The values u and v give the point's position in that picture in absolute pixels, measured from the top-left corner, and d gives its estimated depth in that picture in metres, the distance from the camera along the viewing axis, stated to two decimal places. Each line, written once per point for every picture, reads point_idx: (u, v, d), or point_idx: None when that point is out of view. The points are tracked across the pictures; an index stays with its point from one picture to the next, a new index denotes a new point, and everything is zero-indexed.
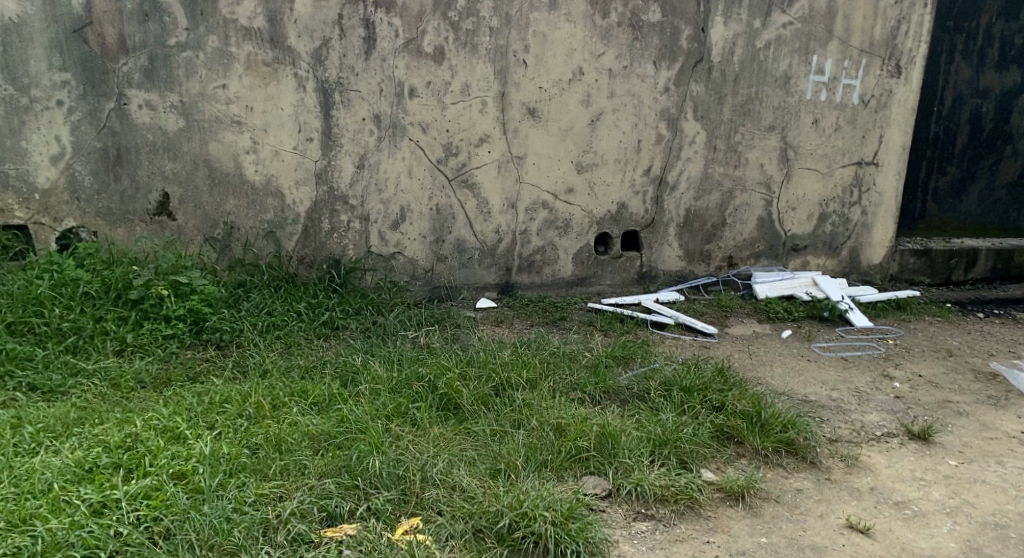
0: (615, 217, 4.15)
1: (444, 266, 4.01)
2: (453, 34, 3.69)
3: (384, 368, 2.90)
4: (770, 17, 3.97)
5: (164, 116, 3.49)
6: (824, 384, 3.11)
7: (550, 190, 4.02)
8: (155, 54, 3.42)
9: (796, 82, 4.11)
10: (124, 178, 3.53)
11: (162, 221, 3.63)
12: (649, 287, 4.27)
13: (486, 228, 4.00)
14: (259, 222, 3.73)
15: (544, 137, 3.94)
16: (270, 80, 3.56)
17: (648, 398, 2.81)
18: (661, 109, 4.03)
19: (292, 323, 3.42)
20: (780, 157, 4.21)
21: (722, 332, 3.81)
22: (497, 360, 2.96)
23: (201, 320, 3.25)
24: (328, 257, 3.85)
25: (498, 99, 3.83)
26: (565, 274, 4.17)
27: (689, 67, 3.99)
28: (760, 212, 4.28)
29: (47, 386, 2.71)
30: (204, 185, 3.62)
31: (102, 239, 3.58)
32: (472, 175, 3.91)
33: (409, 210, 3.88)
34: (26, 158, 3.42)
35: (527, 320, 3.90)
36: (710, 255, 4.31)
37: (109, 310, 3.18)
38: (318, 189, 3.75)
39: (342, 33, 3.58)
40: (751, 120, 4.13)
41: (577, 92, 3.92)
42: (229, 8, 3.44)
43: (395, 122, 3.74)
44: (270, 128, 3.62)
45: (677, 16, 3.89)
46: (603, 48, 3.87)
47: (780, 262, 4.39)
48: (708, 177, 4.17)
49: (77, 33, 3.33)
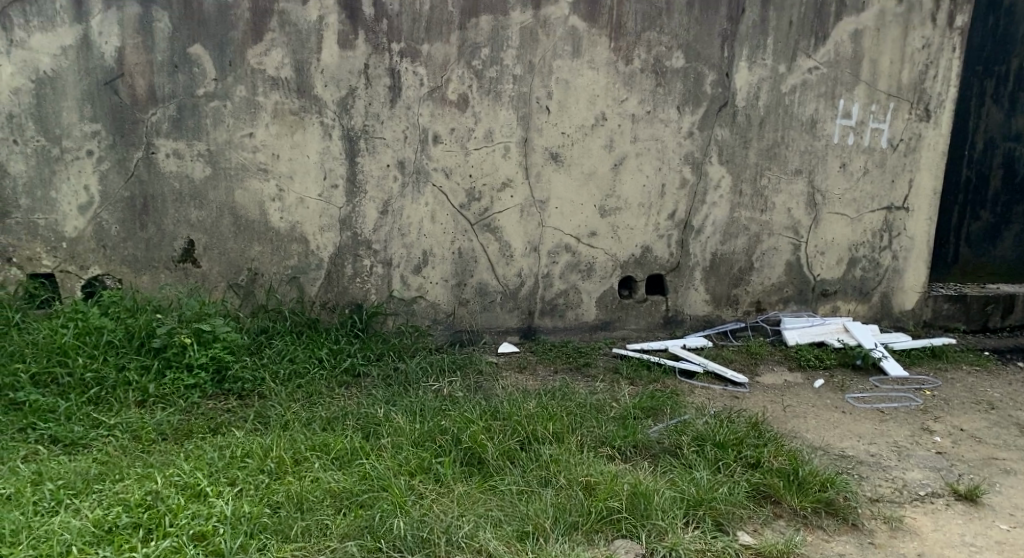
0: (639, 261, 4.10)
1: (466, 311, 3.97)
2: (477, 82, 3.70)
3: (407, 419, 2.84)
4: (795, 62, 3.96)
5: (191, 165, 3.52)
6: (862, 438, 3.06)
7: (573, 234, 3.99)
8: (184, 104, 3.46)
9: (823, 126, 4.07)
10: (150, 226, 3.55)
11: (186, 268, 3.63)
12: (675, 332, 4.19)
13: (509, 272, 3.96)
14: (282, 268, 3.73)
15: (567, 182, 3.92)
16: (296, 128, 3.59)
17: (680, 452, 2.74)
18: (686, 153, 4.00)
19: (314, 371, 3.38)
20: (807, 201, 4.15)
21: (752, 381, 3.72)
22: (523, 410, 2.89)
23: (223, 369, 3.22)
24: (350, 302, 3.83)
25: (521, 145, 3.83)
26: (589, 318, 4.11)
27: (714, 112, 3.97)
28: (787, 256, 4.21)
29: (68, 439, 2.69)
30: (229, 232, 3.63)
31: (127, 286, 3.59)
32: (495, 219, 3.89)
33: (432, 254, 3.86)
34: (55, 207, 3.45)
35: (550, 365, 3.82)
36: (737, 299, 4.23)
37: (132, 360, 3.16)
38: (341, 235, 3.75)
39: (367, 82, 3.60)
40: (777, 164, 4.08)
41: (601, 137, 3.90)
42: (257, 59, 3.48)
43: (419, 168, 3.75)
44: (295, 175, 3.64)
45: (701, 62, 3.89)
46: (626, 93, 3.87)
47: (809, 306, 4.30)
48: (734, 221, 4.12)
49: (108, 85, 3.38)
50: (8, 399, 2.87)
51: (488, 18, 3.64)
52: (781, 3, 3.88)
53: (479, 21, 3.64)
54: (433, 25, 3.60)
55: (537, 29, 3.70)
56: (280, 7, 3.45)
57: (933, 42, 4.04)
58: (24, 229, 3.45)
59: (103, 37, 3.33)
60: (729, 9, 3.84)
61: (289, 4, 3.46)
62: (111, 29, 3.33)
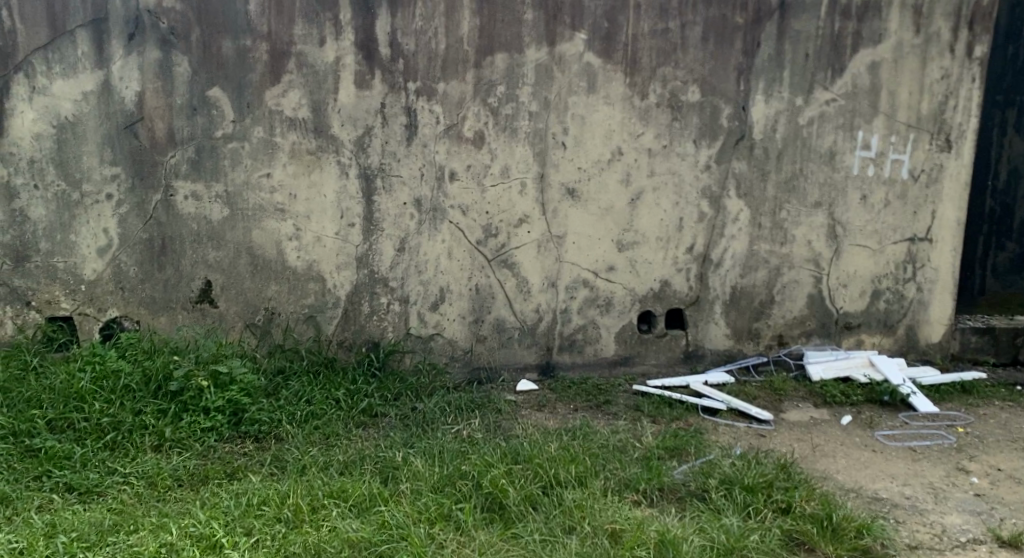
0: (658, 295, 4.05)
1: (484, 347, 3.92)
2: (493, 119, 3.71)
3: (426, 463, 2.78)
4: (812, 94, 3.94)
5: (209, 206, 3.53)
6: (895, 480, 3.00)
7: (591, 269, 3.95)
8: (203, 145, 3.48)
9: (842, 157, 4.03)
10: (168, 267, 3.55)
11: (204, 308, 3.62)
12: (696, 367, 4.12)
13: (526, 307, 3.92)
14: (299, 306, 3.71)
15: (584, 217, 3.89)
16: (313, 167, 3.60)
17: (707, 496, 2.67)
18: (703, 187, 3.97)
19: (331, 413, 3.34)
20: (828, 233, 4.10)
21: (777, 418, 3.64)
22: (544, 452, 2.83)
23: (240, 411, 3.19)
24: (367, 340, 3.80)
25: (538, 180, 3.81)
26: (608, 353, 4.05)
27: (731, 145, 3.95)
28: (809, 289, 4.15)
29: (84, 487, 2.65)
30: (246, 272, 3.63)
31: (145, 327, 3.58)
32: (512, 255, 3.86)
33: (448, 291, 3.83)
34: (74, 250, 3.46)
35: (570, 403, 3.75)
36: (759, 333, 4.17)
37: (149, 403, 3.14)
38: (359, 273, 3.73)
39: (384, 121, 3.62)
40: (796, 197, 4.05)
41: (617, 172, 3.88)
42: (274, 101, 3.51)
43: (436, 205, 3.74)
44: (312, 215, 3.64)
45: (717, 96, 3.88)
46: (642, 128, 3.85)
47: (832, 339, 4.22)
48: (753, 255, 4.07)
49: (128, 129, 3.41)
50: (25, 446, 2.85)
51: (504, 56, 3.66)
52: (797, 37, 3.87)
53: (495, 59, 3.65)
54: (449, 64, 3.62)
55: (552, 66, 3.71)
56: (298, 49, 3.48)
57: (952, 72, 4.01)
58: (43, 273, 3.46)
59: (123, 82, 3.37)
60: (744, 42, 3.84)
61: (307, 46, 3.49)
62: (131, 74, 3.37)
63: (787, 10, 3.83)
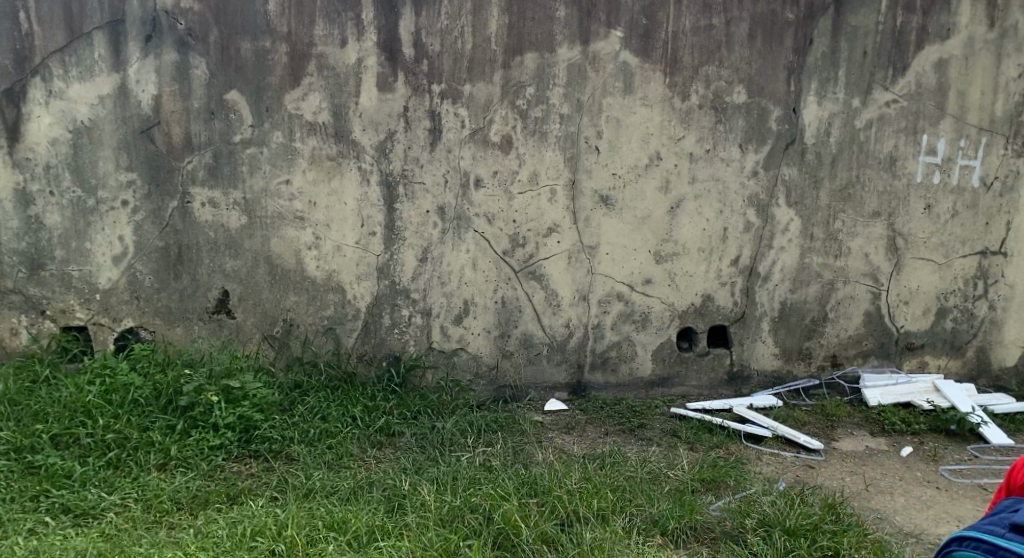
0: (699, 311, 3.77)
1: (511, 363, 3.71)
2: (522, 122, 3.50)
3: (435, 493, 2.59)
4: (871, 95, 3.62)
5: (226, 214, 3.42)
6: (961, 524, 2.67)
7: (626, 282, 3.70)
8: (221, 151, 3.37)
9: (904, 163, 3.69)
10: (185, 276, 3.45)
11: (221, 319, 3.51)
12: (740, 390, 3.82)
13: (556, 321, 3.70)
14: (318, 318, 3.56)
15: (618, 227, 3.65)
16: (334, 174, 3.45)
17: (743, 539, 2.40)
18: (749, 195, 3.68)
19: (346, 431, 3.19)
20: (888, 246, 3.76)
21: (829, 447, 3.32)
22: (565, 484, 2.60)
23: (251, 429, 3.07)
24: (388, 354, 3.63)
25: (569, 188, 3.59)
26: (644, 373, 3.79)
27: (780, 149, 3.65)
28: (867, 306, 3.81)
29: (80, 508, 2.53)
30: (264, 282, 3.50)
31: (160, 338, 3.48)
32: (540, 266, 3.64)
33: (473, 303, 3.63)
34: (89, 258, 3.38)
35: (600, 426, 3.50)
36: (810, 353, 3.84)
37: (158, 418, 3.03)
38: (380, 283, 3.56)
39: (407, 125, 3.45)
40: (852, 206, 3.72)
41: (655, 179, 3.63)
42: (294, 104, 3.37)
43: (460, 213, 3.55)
44: (333, 223, 3.49)
45: (766, 97, 3.59)
46: (683, 131, 3.59)
47: (892, 361, 3.86)
48: (805, 268, 3.76)
49: (145, 134, 3.32)
50: (26, 463, 2.74)
51: (534, 56, 3.45)
52: (854, 33, 3.56)
53: (525, 60, 3.45)
54: (475, 65, 3.43)
55: (585, 66, 3.49)
56: (318, 50, 3.34)
57: None
58: (58, 281, 3.38)
59: (140, 85, 3.28)
60: (796, 39, 3.54)
61: (328, 47, 3.35)
62: (148, 78, 3.28)
63: (843, 4, 3.53)
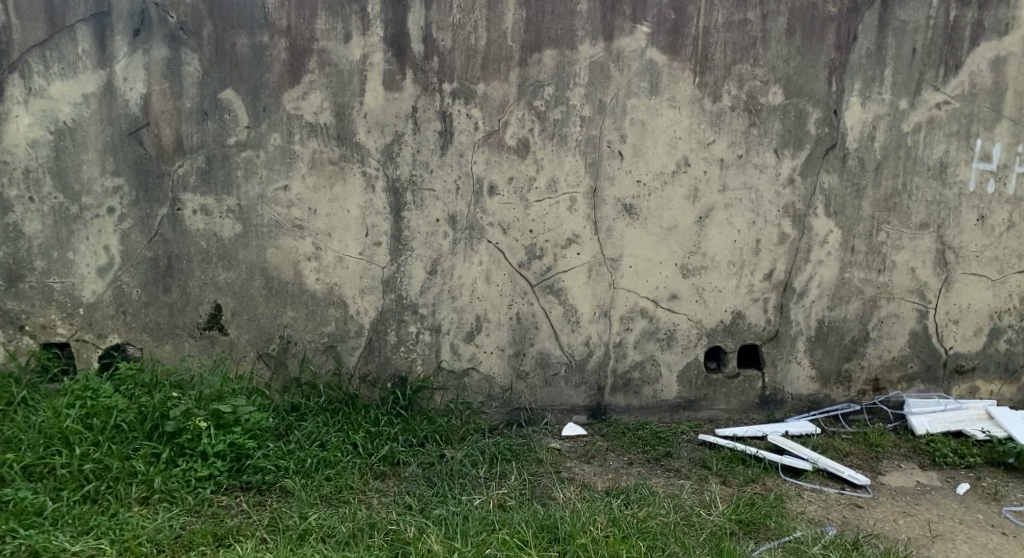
0: (729, 329, 3.49)
1: (526, 385, 3.44)
2: (540, 125, 3.23)
3: (444, 541, 2.34)
4: (920, 96, 3.33)
5: (220, 222, 3.17)
6: None
7: (650, 297, 3.42)
8: (214, 154, 3.12)
9: (955, 170, 3.40)
10: (174, 289, 3.19)
11: (213, 335, 3.25)
12: (774, 415, 3.53)
13: (575, 339, 3.42)
14: (318, 335, 3.30)
15: (643, 237, 3.37)
16: (336, 179, 3.19)
17: None
18: (785, 204, 3.39)
19: (346, 461, 2.95)
20: (936, 261, 3.47)
21: (875, 482, 3.03)
22: (589, 530, 2.38)
23: (243, 458, 2.82)
24: (393, 374, 3.37)
25: (590, 195, 3.32)
26: (670, 396, 3.51)
27: (819, 155, 3.36)
28: (913, 325, 3.51)
29: (48, 552, 2.26)
30: (260, 296, 3.24)
31: (148, 356, 3.23)
32: (559, 280, 3.36)
33: (486, 320, 3.36)
34: (72, 269, 3.14)
35: (623, 455, 3.22)
36: (850, 376, 3.55)
37: (141, 446, 2.78)
38: (385, 297, 3.30)
39: (415, 126, 3.18)
40: (898, 216, 3.43)
41: (683, 186, 3.35)
42: (294, 104, 3.12)
43: (472, 223, 3.28)
44: (335, 232, 3.23)
45: (804, 97, 3.31)
46: (714, 135, 3.31)
47: (939, 386, 3.56)
48: (845, 283, 3.47)
49: (133, 136, 3.07)
50: None
51: (553, 53, 3.18)
52: (902, 28, 3.27)
53: (543, 57, 3.18)
54: (489, 62, 3.17)
55: (609, 64, 3.21)
56: (320, 46, 3.09)
57: None
58: (38, 294, 3.14)
59: (127, 83, 3.04)
60: (838, 35, 3.26)
61: (331, 42, 3.09)
62: (136, 75, 3.03)
63: None
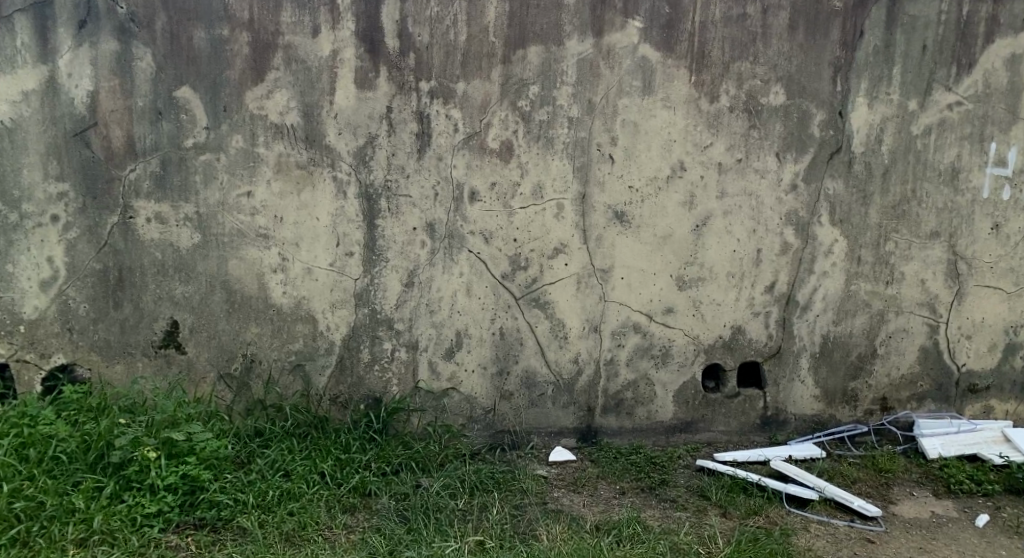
0: (728, 345, 3.25)
1: (510, 406, 3.19)
2: (524, 126, 3.00)
3: None
4: (931, 96, 3.12)
5: (176, 231, 2.91)
6: None
7: (644, 311, 3.18)
8: (170, 157, 2.87)
9: (969, 176, 3.19)
10: (126, 304, 2.93)
11: (169, 354, 2.99)
12: (776, 437, 3.30)
13: (563, 357, 3.18)
14: (285, 353, 3.04)
15: (635, 247, 3.14)
16: (304, 185, 2.94)
17: None
18: (788, 211, 3.17)
19: (312, 493, 2.69)
20: (948, 272, 3.25)
21: (888, 513, 2.80)
22: None
23: (197, 491, 2.57)
24: (367, 395, 3.11)
25: (578, 202, 3.08)
26: (664, 417, 3.27)
27: (824, 159, 3.14)
28: (923, 341, 3.29)
29: None
30: (221, 311, 2.98)
31: (97, 378, 2.96)
32: (545, 293, 3.12)
33: (467, 336, 3.12)
34: (12, 283, 2.87)
35: (614, 483, 2.98)
36: (856, 395, 3.32)
37: (82, 479, 2.53)
38: (358, 312, 3.05)
39: (390, 128, 2.94)
40: (907, 224, 3.21)
41: (679, 193, 3.11)
42: (257, 103, 2.87)
43: (452, 231, 3.04)
44: (302, 242, 2.98)
45: (808, 98, 3.09)
46: (711, 138, 3.08)
47: (951, 405, 3.34)
48: (851, 296, 3.24)
49: (79, 137, 2.82)
50: None
51: (538, 49, 2.95)
52: (912, 24, 3.06)
53: (528, 54, 2.95)
54: (470, 59, 2.93)
55: (599, 62, 2.98)
56: (286, 40, 2.84)
57: None
58: None
59: (72, 80, 2.78)
60: (844, 31, 3.04)
61: (297, 37, 2.84)
62: (82, 70, 2.78)
63: None
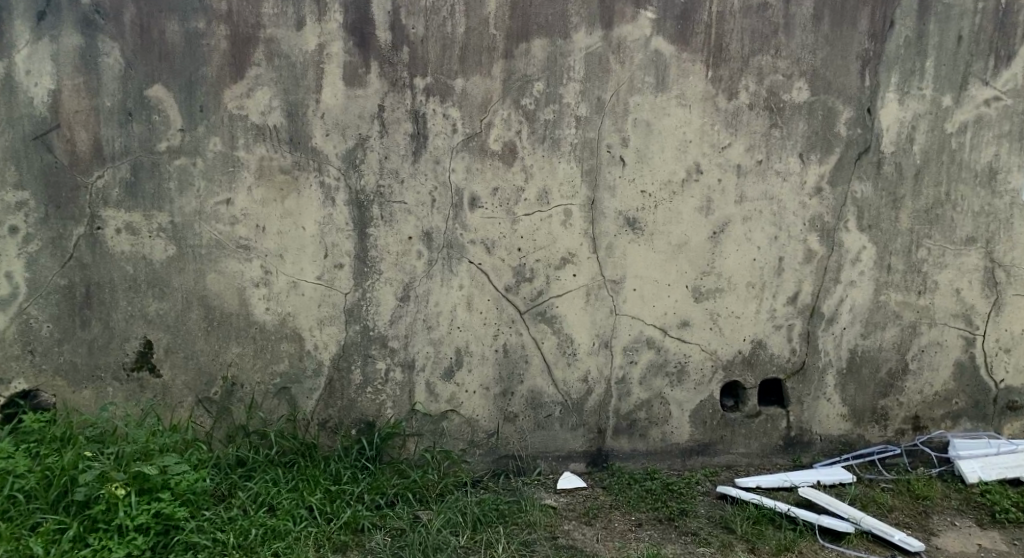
0: (749, 361, 3.01)
1: (515, 429, 2.94)
2: (528, 126, 2.76)
3: None
4: (966, 91, 2.89)
5: (148, 243, 2.66)
6: None
7: (658, 325, 2.94)
8: (141, 162, 2.62)
9: (1007, 177, 2.96)
10: (94, 323, 2.68)
11: (142, 377, 2.74)
12: (801, 459, 3.06)
13: (571, 375, 2.94)
14: (268, 375, 2.79)
15: (649, 256, 2.90)
16: (288, 192, 2.70)
17: None
18: (812, 216, 2.93)
19: (300, 530, 2.44)
20: (985, 280, 3.02)
21: (929, 548, 2.57)
22: None
23: (171, 532, 2.32)
24: (359, 419, 2.86)
25: (588, 208, 2.84)
26: (681, 439, 3.03)
27: (851, 160, 2.91)
28: (958, 355, 3.06)
29: None
30: (199, 329, 2.73)
31: (63, 405, 2.71)
32: (552, 307, 2.88)
33: (467, 354, 2.87)
34: None
35: (630, 514, 2.74)
36: (886, 414, 3.08)
37: (43, 520, 2.28)
38: (348, 328, 2.80)
39: (382, 128, 2.70)
40: (941, 229, 2.97)
41: (695, 197, 2.88)
42: (236, 103, 2.63)
43: (450, 240, 2.80)
44: (287, 253, 2.73)
45: (834, 94, 2.85)
46: (730, 138, 2.85)
47: (988, 424, 3.11)
48: (881, 307, 3.01)
49: (40, 140, 2.57)
50: None
51: (543, 42, 2.71)
52: (946, 14, 2.83)
53: (531, 47, 2.71)
54: (468, 53, 2.69)
55: (609, 56, 2.75)
56: (267, 34, 2.60)
57: None
58: None
59: (31, 78, 2.54)
60: (873, 21, 2.81)
61: (280, 30, 2.60)
62: (42, 67, 2.53)
63: None
